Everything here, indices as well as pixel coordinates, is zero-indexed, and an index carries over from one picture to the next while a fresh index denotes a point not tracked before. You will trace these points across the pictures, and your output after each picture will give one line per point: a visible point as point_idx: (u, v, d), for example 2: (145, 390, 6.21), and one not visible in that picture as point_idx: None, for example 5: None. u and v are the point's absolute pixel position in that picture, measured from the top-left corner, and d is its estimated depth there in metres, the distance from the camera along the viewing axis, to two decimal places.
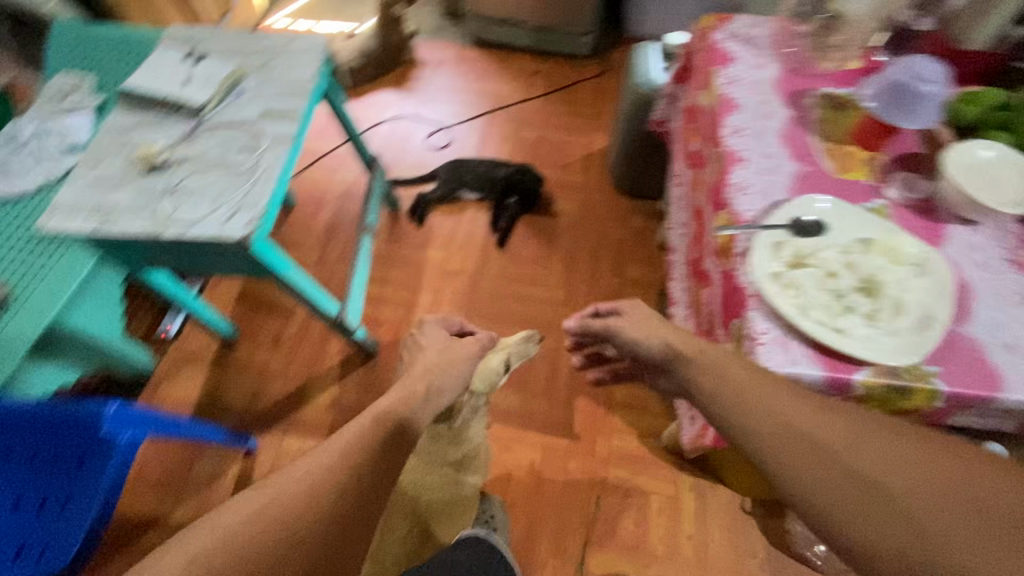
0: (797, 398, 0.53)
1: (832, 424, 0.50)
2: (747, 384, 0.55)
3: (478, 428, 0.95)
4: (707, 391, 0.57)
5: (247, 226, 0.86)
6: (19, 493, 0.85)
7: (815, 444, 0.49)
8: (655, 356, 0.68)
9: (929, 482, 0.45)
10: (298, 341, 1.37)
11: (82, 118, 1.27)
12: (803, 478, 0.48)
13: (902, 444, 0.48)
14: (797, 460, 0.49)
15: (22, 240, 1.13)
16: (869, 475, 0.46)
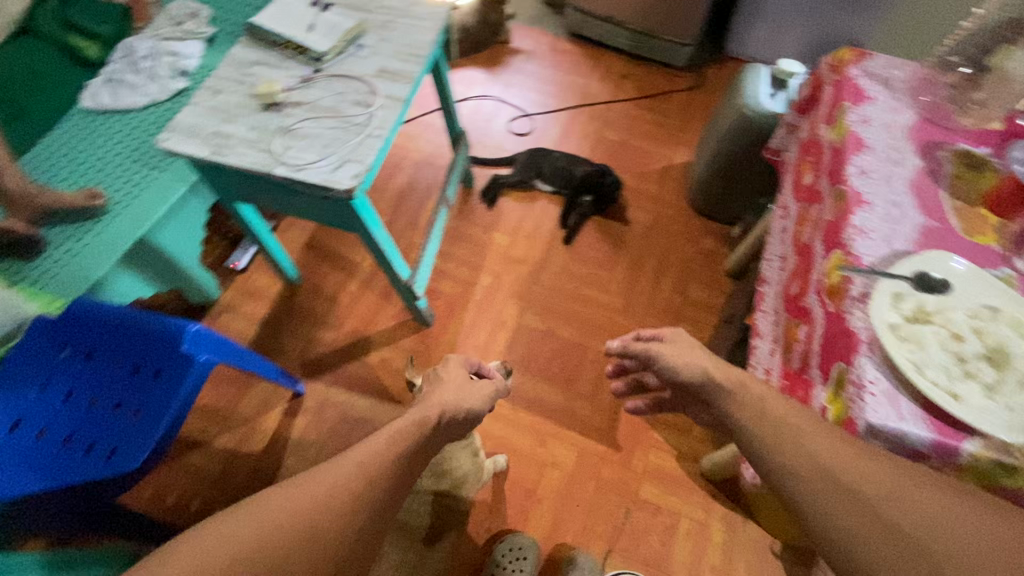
0: (838, 441, 0.51)
1: (873, 473, 0.48)
2: (782, 425, 0.54)
3: (463, 458, 1.06)
4: (744, 426, 0.57)
5: (353, 179, 0.88)
6: (97, 393, 0.90)
7: (852, 494, 0.48)
8: (693, 384, 0.65)
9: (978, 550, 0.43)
10: (356, 298, 1.39)
11: (195, 45, 1.32)
12: (835, 526, 0.47)
13: (951, 504, 0.46)
14: (832, 507, 0.48)
15: (125, 153, 1.18)
16: (909, 536, 0.45)
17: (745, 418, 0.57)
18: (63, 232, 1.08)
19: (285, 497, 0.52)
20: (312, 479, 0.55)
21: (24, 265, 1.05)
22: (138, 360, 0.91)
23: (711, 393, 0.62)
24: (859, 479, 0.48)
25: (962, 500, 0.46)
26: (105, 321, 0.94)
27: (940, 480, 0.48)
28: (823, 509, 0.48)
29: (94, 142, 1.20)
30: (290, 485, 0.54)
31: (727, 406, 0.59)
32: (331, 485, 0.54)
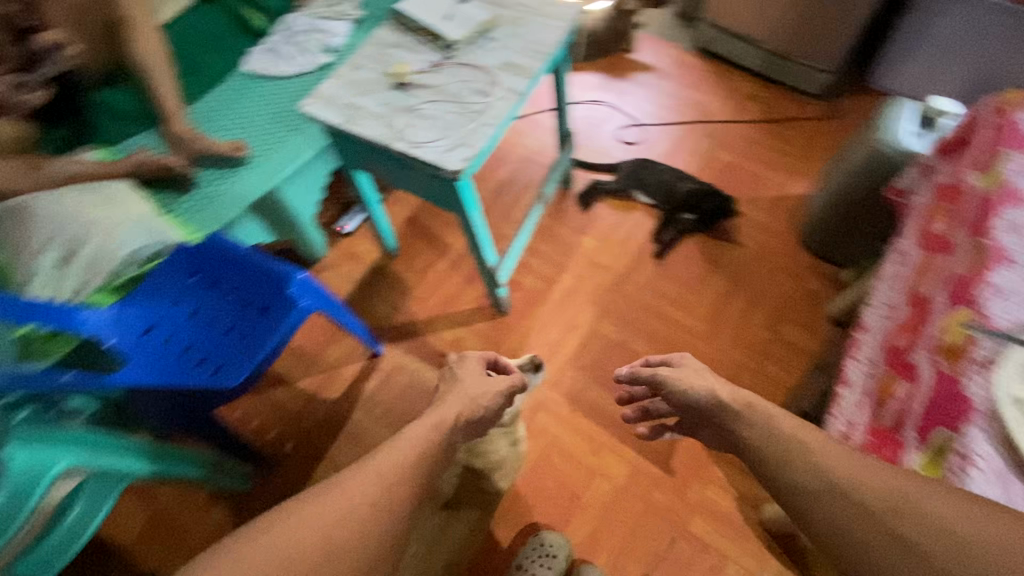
0: (844, 461, 0.57)
1: (875, 487, 0.54)
2: (790, 440, 0.62)
3: (501, 444, 1.07)
4: (754, 444, 0.65)
5: (462, 162, 0.93)
6: (215, 315, 1.03)
7: (858, 506, 0.53)
8: (701, 406, 0.75)
9: (981, 555, 0.47)
10: (443, 277, 1.46)
11: (343, 26, 1.46)
12: (835, 527, 0.54)
13: (952, 513, 0.50)
14: (832, 511, 0.55)
15: (270, 113, 1.32)
16: (914, 541, 0.50)
17: (758, 441, 0.65)
18: (211, 175, 1.24)
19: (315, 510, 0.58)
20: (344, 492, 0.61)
21: (178, 199, 1.22)
22: (252, 294, 1.04)
23: (723, 418, 0.71)
24: (862, 492, 0.54)
25: (962, 508, 0.51)
26: (227, 257, 1.05)
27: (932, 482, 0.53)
28: (833, 520, 0.54)
29: (246, 100, 1.36)
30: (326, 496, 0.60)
31: (736, 428, 0.68)
32: (354, 498, 0.60)
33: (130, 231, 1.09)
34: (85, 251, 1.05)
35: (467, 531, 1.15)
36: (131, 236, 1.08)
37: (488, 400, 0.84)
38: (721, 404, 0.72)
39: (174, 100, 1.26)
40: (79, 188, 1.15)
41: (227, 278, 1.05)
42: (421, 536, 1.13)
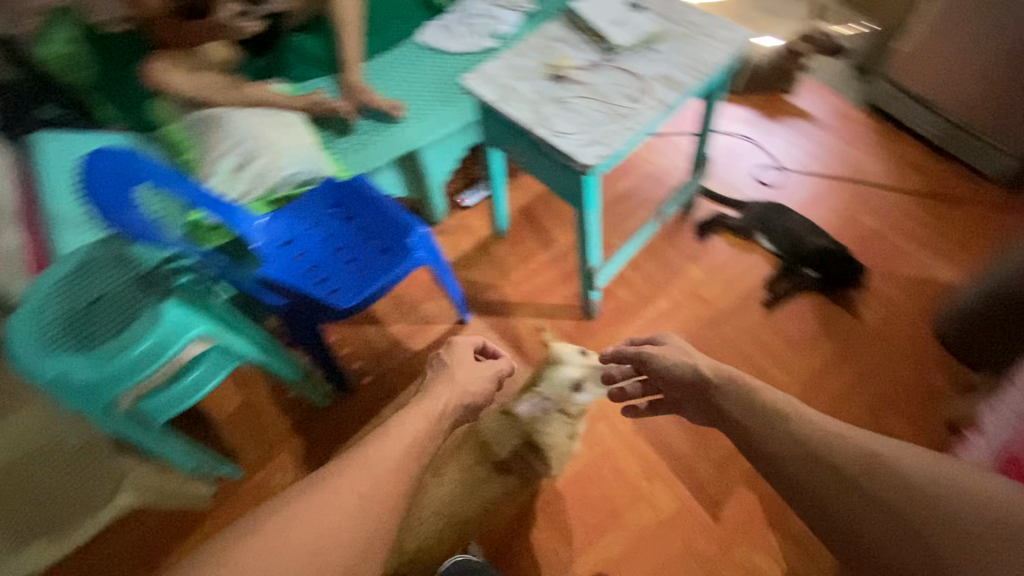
0: (823, 429, 0.65)
1: (851, 453, 0.61)
2: (773, 414, 0.69)
3: (557, 429, 1.10)
4: (736, 414, 0.73)
5: (596, 159, 0.96)
6: (342, 244, 1.13)
7: (833, 467, 0.61)
8: (687, 378, 0.83)
9: (934, 505, 0.56)
10: (543, 268, 1.50)
11: (512, 15, 1.57)
12: (814, 486, 0.62)
13: (913, 471, 0.58)
14: (811, 474, 0.62)
15: (430, 81, 1.45)
16: (882, 500, 0.57)
17: (738, 408, 0.73)
18: (367, 125, 1.37)
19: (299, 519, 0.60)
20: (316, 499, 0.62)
21: (336, 139, 1.36)
22: (377, 235, 1.14)
23: (708, 390, 0.79)
24: (837, 456, 0.62)
25: (922, 465, 0.59)
26: (366, 199, 1.18)
27: (898, 447, 0.61)
28: (810, 481, 0.62)
29: (413, 65, 1.49)
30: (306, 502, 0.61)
31: (719, 400, 0.76)
32: (337, 497, 0.62)
33: (295, 156, 1.24)
34: (256, 163, 1.21)
35: (499, 493, 1.08)
36: (294, 161, 1.23)
37: (476, 387, 0.91)
38: (706, 379, 0.80)
39: (355, 54, 1.41)
40: (265, 111, 1.32)
41: (359, 217, 1.16)
42: (455, 480, 1.08)
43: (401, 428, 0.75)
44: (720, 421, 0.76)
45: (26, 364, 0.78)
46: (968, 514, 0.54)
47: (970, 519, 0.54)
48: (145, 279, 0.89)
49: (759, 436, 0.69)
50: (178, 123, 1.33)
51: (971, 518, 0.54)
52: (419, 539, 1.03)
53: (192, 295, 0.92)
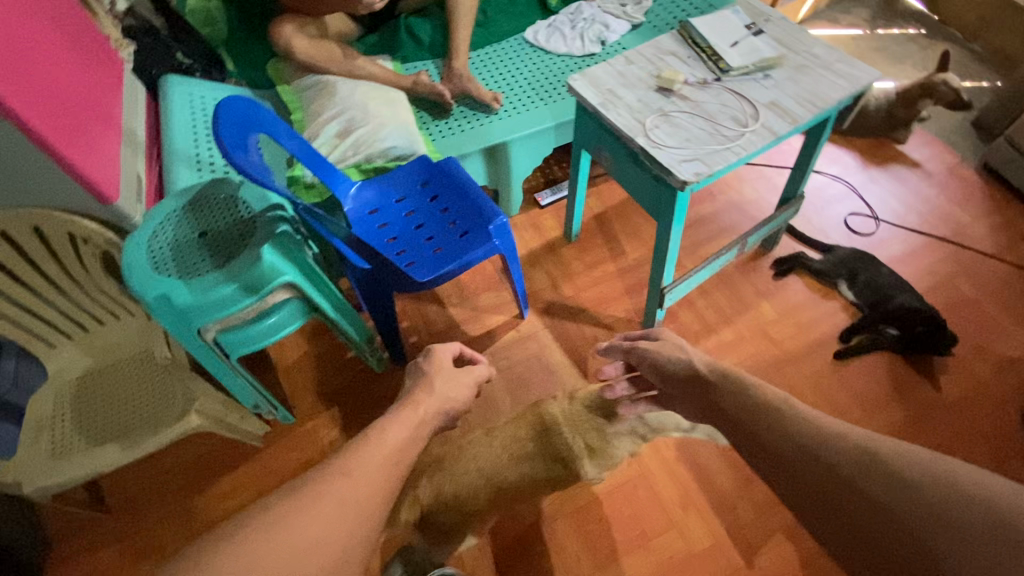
0: (815, 423, 0.53)
1: (842, 447, 0.49)
2: (764, 407, 0.58)
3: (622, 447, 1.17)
4: (726, 406, 0.63)
5: (693, 177, 0.95)
6: (423, 222, 1.17)
7: (819, 461, 0.49)
8: (683, 375, 0.76)
9: (938, 501, 0.41)
10: (609, 277, 1.49)
11: (622, 26, 1.58)
12: (795, 484, 0.49)
13: (912, 461, 0.45)
14: (793, 468, 0.51)
15: (531, 78, 1.47)
16: (873, 491, 0.44)
17: (725, 408, 0.63)
18: (463, 112, 1.41)
19: (285, 531, 0.47)
20: (303, 507, 0.50)
21: (432, 121, 1.40)
22: (458, 218, 1.17)
23: (703, 390, 0.70)
24: (826, 450, 0.49)
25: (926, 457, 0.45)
26: (453, 183, 1.21)
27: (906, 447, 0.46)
28: (792, 476, 0.50)
29: (516, 60, 1.51)
30: (305, 506, 0.50)
31: (716, 394, 0.66)
32: (341, 497, 0.52)
33: (395, 130, 1.28)
34: (359, 131, 1.26)
35: (544, 474, 1.09)
36: (394, 135, 1.27)
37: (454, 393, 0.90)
38: (699, 377, 0.72)
39: (465, 43, 1.46)
40: (372, 85, 1.38)
41: (444, 198, 1.19)
42: (505, 444, 1.13)
43: (393, 431, 0.67)
44: (710, 420, 0.65)
45: (134, 283, 0.85)
46: (969, 504, 0.40)
47: (978, 511, 0.39)
48: (246, 222, 0.94)
49: (746, 428, 0.58)
50: (291, 86, 1.41)
51: (979, 510, 0.39)
52: (455, 482, 1.08)
53: (286, 244, 0.93)
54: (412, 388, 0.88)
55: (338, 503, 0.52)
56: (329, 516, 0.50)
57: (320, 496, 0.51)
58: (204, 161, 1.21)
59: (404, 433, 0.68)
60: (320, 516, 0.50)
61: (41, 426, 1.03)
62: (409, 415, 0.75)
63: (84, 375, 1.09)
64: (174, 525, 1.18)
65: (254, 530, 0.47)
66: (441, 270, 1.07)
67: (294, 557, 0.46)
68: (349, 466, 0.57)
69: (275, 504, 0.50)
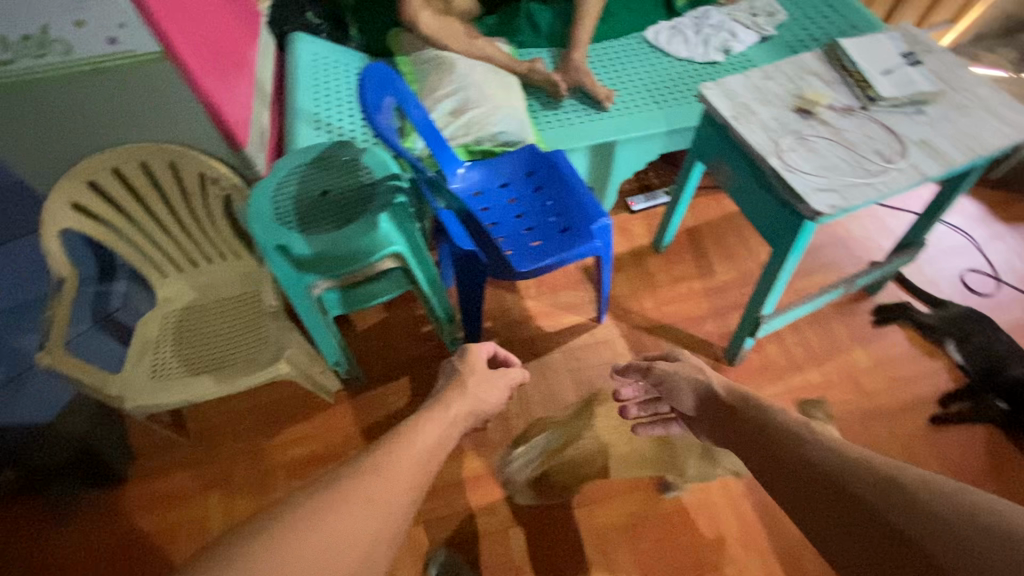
0: (838, 447, 0.51)
1: (862, 474, 0.46)
2: (786, 431, 0.57)
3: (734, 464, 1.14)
4: (747, 430, 0.62)
5: (827, 208, 0.89)
6: (524, 211, 1.15)
7: (833, 485, 0.47)
8: (708, 400, 0.75)
9: (949, 523, 0.38)
10: (694, 296, 1.43)
11: (750, 37, 1.50)
12: (809, 513, 0.48)
13: (928, 483, 0.42)
14: (805, 494, 0.49)
15: (647, 79, 1.42)
16: (887, 520, 0.42)
17: (743, 435, 0.62)
18: (575, 106, 1.38)
19: (311, 535, 0.45)
20: (331, 509, 0.48)
21: (541, 110, 1.38)
22: (559, 213, 1.14)
23: (728, 417, 0.68)
24: (840, 475, 0.48)
25: (942, 480, 0.42)
26: (558, 176, 1.18)
27: (928, 476, 0.43)
28: (805, 505, 0.49)
29: (634, 59, 1.47)
30: (340, 508, 0.49)
31: (744, 420, 0.65)
32: (365, 498, 0.51)
33: (507, 116, 1.27)
34: (472, 112, 1.26)
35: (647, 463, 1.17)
36: (505, 121, 1.26)
37: (486, 399, 0.86)
38: (720, 400, 0.72)
39: (586, 35, 1.42)
40: (488, 67, 1.38)
41: (548, 191, 1.17)
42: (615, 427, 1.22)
43: (424, 431, 0.66)
44: (732, 445, 0.65)
45: (256, 228, 0.88)
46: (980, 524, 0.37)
47: (989, 534, 0.36)
48: (365, 188, 0.96)
49: (762, 453, 0.58)
50: (409, 57, 1.42)
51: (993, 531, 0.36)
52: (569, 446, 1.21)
53: (398, 214, 0.95)
54: (446, 387, 0.84)
55: (368, 508, 0.50)
56: (359, 518, 0.49)
57: (356, 497, 0.50)
58: (321, 120, 1.24)
59: (437, 438, 0.67)
60: (346, 520, 0.48)
61: (145, 346, 1.10)
62: (439, 417, 0.73)
63: (186, 308, 1.14)
64: (242, 462, 1.24)
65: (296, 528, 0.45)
66: (538, 262, 1.05)
67: (324, 556, 0.45)
68: (380, 466, 0.56)
69: (308, 501, 0.48)
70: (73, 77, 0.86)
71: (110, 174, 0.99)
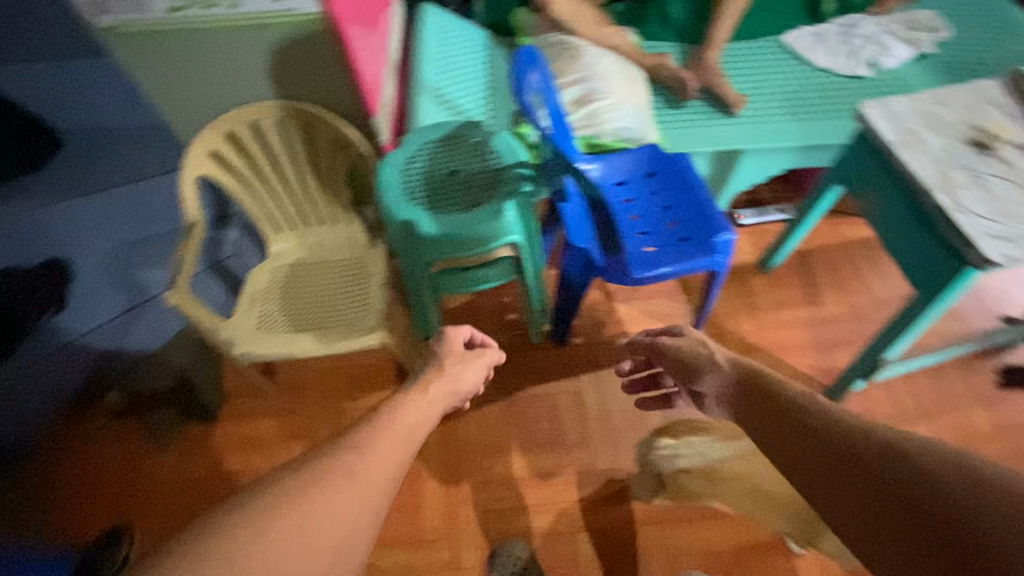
0: (843, 417, 0.56)
1: (869, 442, 0.52)
2: (796, 406, 0.60)
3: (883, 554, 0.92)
4: (752, 404, 0.65)
5: (1001, 258, 0.80)
6: (641, 213, 1.10)
7: (839, 449, 0.53)
8: (701, 368, 0.75)
9: (988, 512, 0.41)
10: (797, 324, 1.35)
11: (904, 52, 1.37)
12: (813, 475, 0.54)
13: (953, 470, 0.46)
14: (810, 456, 0.55)
15: (783, 86, 1.33)
16: (897, 482, 0.48)
17: (755, 412, 0.64)
18: (700, 108, 1.30)
19: (290, 517, 0.50)
20: (311, 491, 0.53)
21: (664, 108, 1.31)
22: (679, 220, 1.08)
23: (733, 393, 0.69)
24: (850, 442, 0.53)
25: (968, 468, 0.45)
26: (681, 181, 1.13)
27: (928, 444, 0.49)
28: (817, 471, 0.54)
29: (769, 63, 1.37)
30: (317, 492, 0.53)
31: (743, 392, 0.67)
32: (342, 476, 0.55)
33: (631, 112, 1.22)
34: (596, 103, 1.22)
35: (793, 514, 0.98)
36: (629, 117, 1.21)
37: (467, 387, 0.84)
38: (724, 374, 0.71)
39: (721, 33, 1.34)
40: (614, 58, 1.32)
41: (668, 196, 1.12)
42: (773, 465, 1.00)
43: (404, 409, 0.69)
44: (735, 414, 0.68)
45: (387, 198, 0.89)
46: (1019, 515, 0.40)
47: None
48: (492, 172, 0.95)
49: (766, 422, 0.62)
50: (532, 38, 1.39)
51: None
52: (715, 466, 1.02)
53: (522, 203, 0.93)
54: (423, 366, 0.84)
55: (348, 487, 0.55)
56: (341, 495, 0.54)
57: (335, 472, 0.55)
58: (443, 96, 1.24)
59: (417, 417, 0.70)
60: (332, 495, 0.53)
61: (254, 298, 1.13)
62: (422, 402, 0.74)
63: (294, 264, 1.18)
64: (324, 420, 1.29)
65: (273, 510, 0.50)
66: (653, 269, 1.00)
67: (305, 537, 0.50)
68: (361, 446, 0.60)
69: (288, 483, 0.53)
70: (234, 28, 0.89)
71: (247, 127, 1.02)
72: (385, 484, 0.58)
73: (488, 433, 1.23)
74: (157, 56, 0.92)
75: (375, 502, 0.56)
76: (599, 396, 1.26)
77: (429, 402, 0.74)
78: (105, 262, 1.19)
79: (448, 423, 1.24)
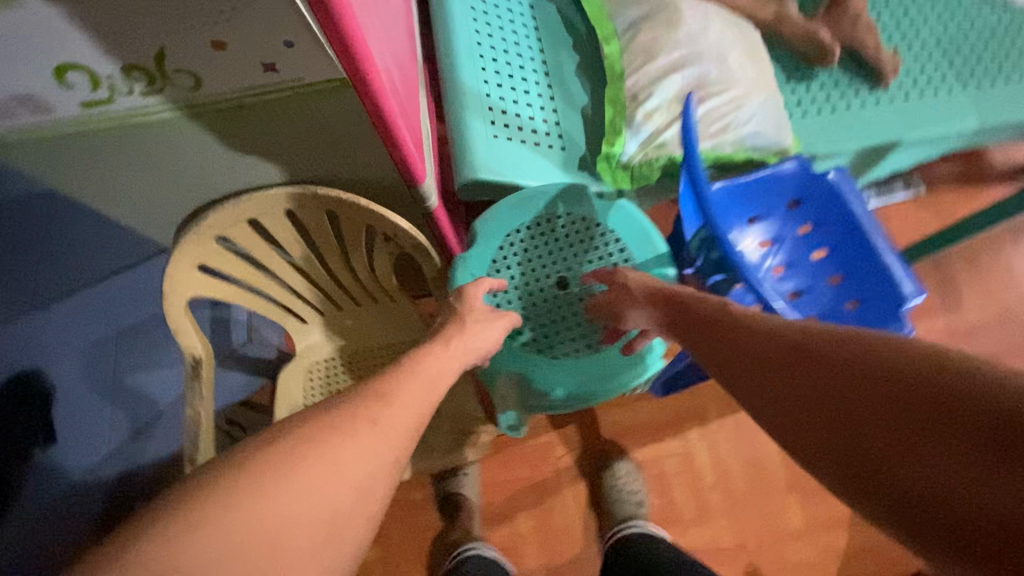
0: (765, 319, 0.51)
1: (790, 343, 0.47)
2: (727, 317, 0.54)
3: None
4: (684, 320, 0.57)
5: None
6: (788, 264, 0.85)
7: (763, 356, 0.48)
8: (641, 304, 0.62)
9: (927, 383, 0.37)
10: (936, 339, 1.13)
11: None
12: (747, 393, 0.49)
13: (891, 346, 0.41)
14: (736, 366, 0.50)
15: (942, 42, 0.98)
16: (828, 393, 0.42)
17: (680, 321, 0.58)
18: (836, 78, 0.97)
19: (293, 483, 0.42)
20: (329, 437, 0.45)
21: (788, 86, 0.97)
22: (837, 271, 0.83)
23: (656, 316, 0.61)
24: (775, 347, 0.48)
25: (882, 342, 0.42)
26: (838, 210, 0.82)
27: (855, 339, 0.43)
28: (749, 385, 0.49)
29: (919, 4, 1.01)
30: (330, 446, 0.45)
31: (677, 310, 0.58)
32: (349, 439, 0.46)
33: (762, 108, 0.88)
34: (711, 99, 0.87)
35: None
36: (760, 115, 0.87)
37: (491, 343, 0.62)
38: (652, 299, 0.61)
39: None
40: (725, 15, 0.93)
41: (821, 234, 0.84)
42: None
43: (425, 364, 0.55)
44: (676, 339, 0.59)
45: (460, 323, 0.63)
46: (963, 384, 0.36)
47: (970, 400, 0.35)
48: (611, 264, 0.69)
49: (696, 337, 0.56)
50: None
51: (978, 393, 0.35)
52: None
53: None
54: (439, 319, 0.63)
55: (371, 438, 0.47)
56: (360, 445, 0.46)
57: (358, 419, 0.47)
58: (496, 109, 0.88)
59: (440, 366, 0.55)
60: (350, 446, 0.45)
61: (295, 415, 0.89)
62: (444, 353, 0.57)
63: (335, 361, 0.92)
64: (398, 516, 1.07)
65: (285, 470, 0.42)
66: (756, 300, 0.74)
67: (316, 502, 0.42)
68: (380, 410, 0.49)
69: (296, 437, 0.45)
70: (203, 117, 0.53)
71: (245, 226, 0.70)
72: (412, 433, 0.50)
73: (588, 509, 1.06)
74: (84, 158, 0.58)
75: (396, 452, 0.48)
76: (712, 454, 1.07)
77: (454, 352, 0.57)
78: (85, 368, 0.90)
79: (541, 503, 1.07)
